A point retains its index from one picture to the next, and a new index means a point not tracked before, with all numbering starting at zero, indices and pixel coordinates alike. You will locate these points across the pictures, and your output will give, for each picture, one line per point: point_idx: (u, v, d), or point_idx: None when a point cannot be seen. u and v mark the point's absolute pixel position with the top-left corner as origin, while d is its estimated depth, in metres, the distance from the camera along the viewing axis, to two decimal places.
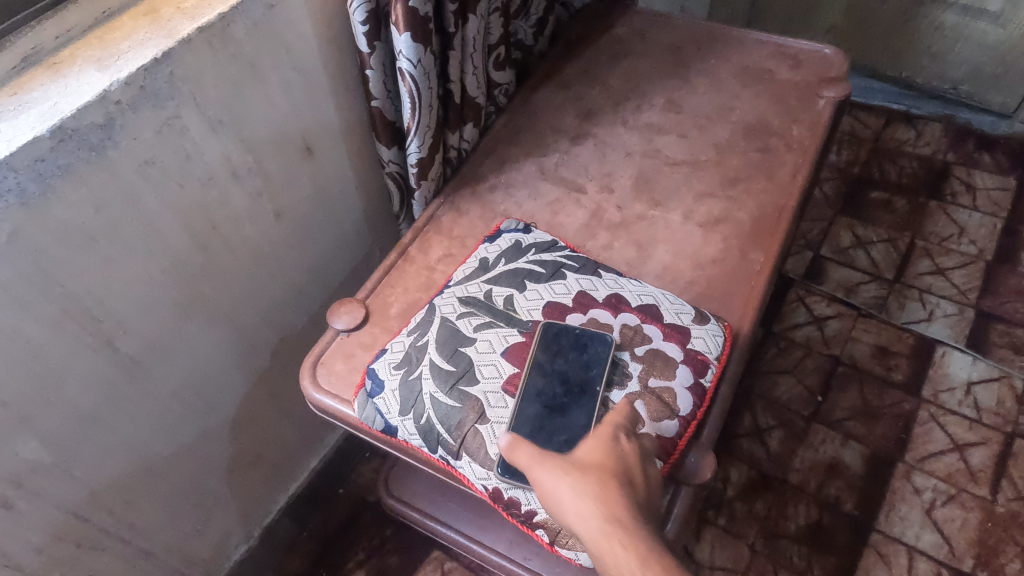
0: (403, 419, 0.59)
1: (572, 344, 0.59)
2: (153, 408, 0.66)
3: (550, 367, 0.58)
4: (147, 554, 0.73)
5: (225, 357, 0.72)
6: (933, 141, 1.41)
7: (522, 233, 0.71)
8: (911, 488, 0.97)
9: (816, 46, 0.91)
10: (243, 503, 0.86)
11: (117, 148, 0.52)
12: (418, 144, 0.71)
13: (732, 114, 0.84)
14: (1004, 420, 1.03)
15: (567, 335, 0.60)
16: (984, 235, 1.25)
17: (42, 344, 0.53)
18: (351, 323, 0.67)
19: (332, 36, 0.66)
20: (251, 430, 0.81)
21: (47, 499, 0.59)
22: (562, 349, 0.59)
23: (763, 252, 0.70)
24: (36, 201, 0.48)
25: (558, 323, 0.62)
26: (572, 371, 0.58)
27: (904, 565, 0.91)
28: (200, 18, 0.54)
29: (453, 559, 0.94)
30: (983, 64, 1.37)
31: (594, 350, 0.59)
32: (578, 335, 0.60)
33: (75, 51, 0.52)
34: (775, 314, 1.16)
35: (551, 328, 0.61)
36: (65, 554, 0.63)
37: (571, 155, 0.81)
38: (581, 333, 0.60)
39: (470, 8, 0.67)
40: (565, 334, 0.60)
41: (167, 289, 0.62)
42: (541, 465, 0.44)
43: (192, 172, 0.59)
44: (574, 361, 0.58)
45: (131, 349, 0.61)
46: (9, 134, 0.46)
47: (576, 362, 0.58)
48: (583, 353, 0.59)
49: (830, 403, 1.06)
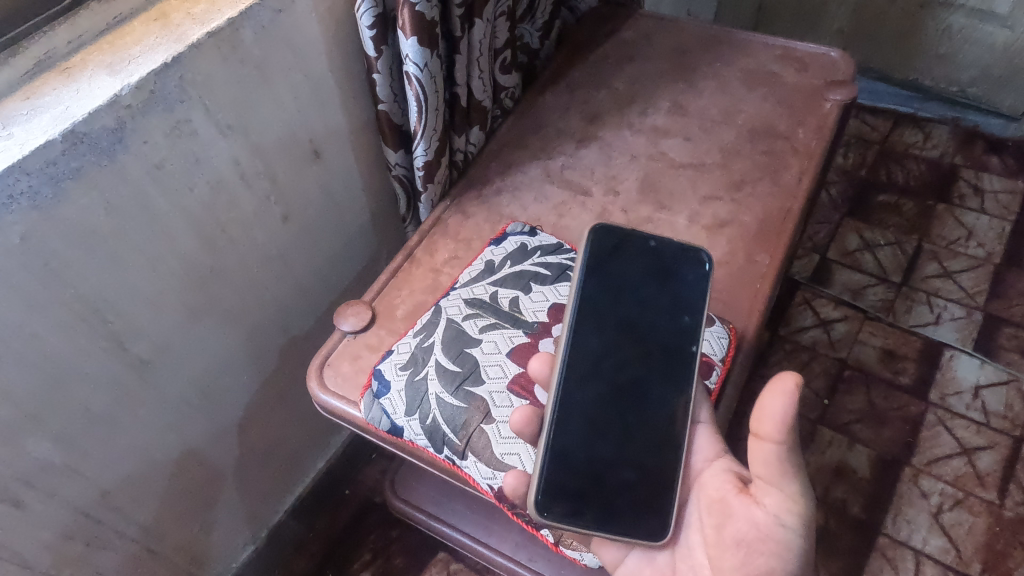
0: (409, 420, 0.59)
1: (639, 282, 0.53)
2: (163, 408, 0.66)
3: (602, 319, 0.52)
4: (157, 554, 0.74)
5: (234, 358, 0.73)
6: (940, 144, 1.41)
7: (527, 235, 0.71)
8: (919, 492, 0.97)
9: (822, 48, 0.91)
10: (252, 503, 0.86)
11: (128, 152, 0.52)
12: (424, 148, 0.71)
13: (738, 117, 0.84)
14: (1012, 424, 1.02)
15: (627, 266, 0.53)
16: (993, 239, 1.24)
17: (53, 346, 0.53)
18: (357, 325, 0.67)
19: (339, 41, 0.67)
20: (260, 430, 0.82)
21: (58, 498, 0.59)
22: (618, 289, 0.53)
23: (768, 255, 0.70)
24: (48, 203, 0.49)
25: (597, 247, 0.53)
26: (637, 321, 0.52)
27: (911, 569, 0.91)
28: (210, 23, 0.55)
29: (458, 560, 0.95)
30: (991, 67, 1.36)
31: (666, 288, 0.53)
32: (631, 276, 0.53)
33: (87, 55, 0.53)
34: (782, 317, 1.16)
35: (604, 241, 0.53)
36: (76, 553, 0.64)
37: (576, 158, 0.82)
38: (642, 261, 0.53)
39: (476, 13, 0.68)
40: (620, 260, 0.53)
41: (177, 292, 0.62)
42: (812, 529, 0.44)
43: (201, 175, 0.60)
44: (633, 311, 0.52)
45: (141, 350, 0.61)
46: (22, 138, 0.46)
47: (641, 308, 0.52)
48: (645, 295, 0.53)
49: (837, 406, 1.05)
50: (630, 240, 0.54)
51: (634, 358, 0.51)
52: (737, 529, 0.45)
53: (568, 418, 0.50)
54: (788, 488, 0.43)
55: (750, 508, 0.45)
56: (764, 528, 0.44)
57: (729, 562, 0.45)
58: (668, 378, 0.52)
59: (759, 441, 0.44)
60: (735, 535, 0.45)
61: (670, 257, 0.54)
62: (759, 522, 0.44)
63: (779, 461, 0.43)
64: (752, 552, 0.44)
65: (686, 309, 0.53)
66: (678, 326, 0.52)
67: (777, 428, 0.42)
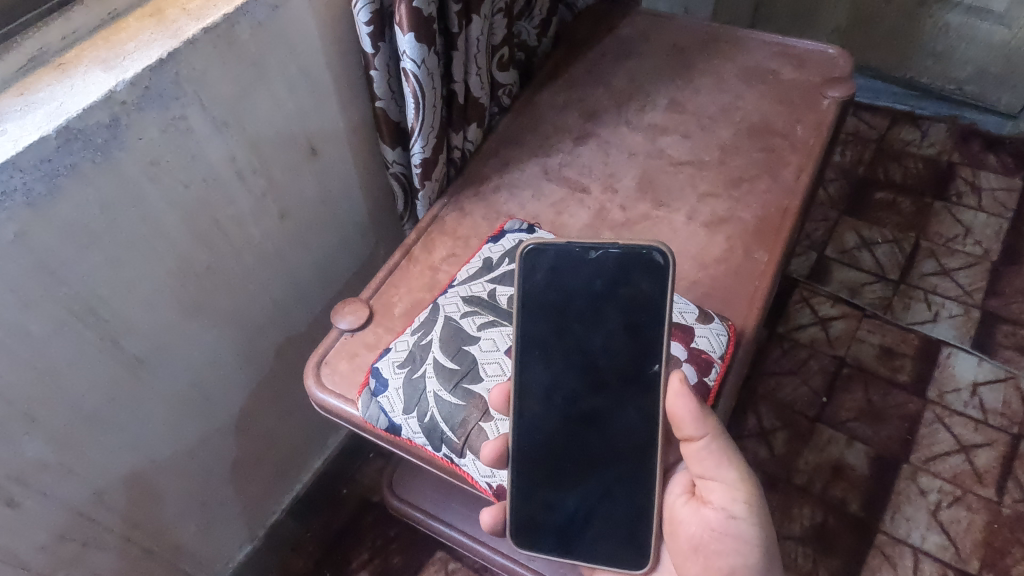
0: (407, 418, 0.59)
1: (586, 300, 0.50)
2: (159, 407, 0.66)
3: (550, 345, 0.51)
4: (153, 553, 0.73)
5: (231, 357, 0.73)
6: (938, 142, 1.41)
7: (525, 233, 0.70)
8: (917, 490, 0.97)
9: (820, 46, 0.91)
10: (248, 501, 0.86)
11: (123, 149, 0.52)
12: (422, 145, 0.71)
13: (736, 114, 0.84)
14: (1010, 422, 1.02)
15: (569, 286, 0.50)
16: (990, 236, 1.24)
17: (48, 345, 0.53)
18: (355, 322, 0.67)
19: (337, 37, 0.67)
20: (257, 428, 0.82)
21: (53, 498, 0.59)
22: (559, 310, 0.51)
23: (767, 252, 0.70)
24: (43, 199, 0.48)
25: (534, 266, 0.50)
26: (587, 350, 0.51)
27: (909, 567, 0.91)
28: (206, 19, 0.54)
29: (456, 559, 0.94)
30: (988, 64, 1.36)
31: (616, 309, 0.50)
32: (574, 293, 0.50)
33: (81, 51, 0.52)
34: (780, 315, 1.16)
35: (537, 269, 0.50)
36: (71, 553, 0.63)
37: (574, 155, 0.82)
38: (584, 275, 0.50)
39: (474, 9, 0.67)
40: (560, 287, 0.50)
41: (173, 291, 0.62)
42: (758, 518, 0.51)
43: (197, 172, 0.59)
44: (583, 332, 0.51)
45: (137, 350, 0.61)
46: (15, 134, 0.46)
47: (590, 331, 0.51)
48: (593, 321, 0.50)
49: (835, 404, 1.05)
50: (568, 262, 0.50)
51: (588, 390, 0.52)
52: (693, 533, 0.53)
53: (527, 454, 0.53)
54: (726, 479, 0.51)
55: (702, 511, 0.53)
56: (716, 525, 0.51)
57: (693, 569, 0.52)
58: (629, 404, 0.51)
59: (691, 442, 0.52)
60: (693, 539, 0.53)
61: (617, 273, 0.50)
62: (711, 521, 0.52)
63: (711, 454, 0.51)
64: (710, 553, 0.51)
65: (640, 330, 0.50)
66: (632, 350, 0.50)
67: (696, 425, 0.50)
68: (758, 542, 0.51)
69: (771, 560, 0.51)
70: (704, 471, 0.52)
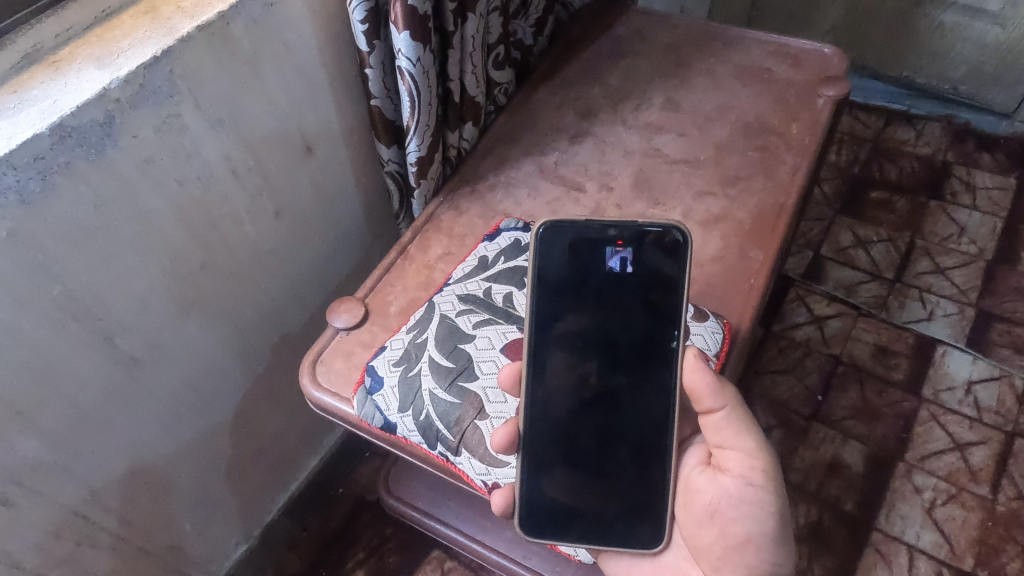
0: (402, 416, 0.59)
1: (604, 281, 0.51)
2: (154, 405, 0.66)
3: (566, 326, 0.52)
4: (148, 553, 0.73)
5: (225, 356, 0.72)
6: (933, 141, 1.41)
7: (522, 231, 0.70)
8: (912, 488, 0.97)
9: (816, 45, 0.91)
10: (244, 500, 0.86)
11: (117, 147, 0.52)
12: (417, 143, 0.71)
13: (731, 113, 0.84)
14: (1004, 420, 1.03)
15: (586, 266, 0.51)
16: (984, 235, 1.25)
17: (41, 345, 0.53)
18: (351, 321, 0.67)
19: (331, 36, 0.67)
20: (252, 426, 0.81)
21: (47, 499, 0.59)
22: (577, 291, 0.51)
23: (762, 250, 0.70)
24: (36, 198, 0.48)
25: (547, 249, 0.51)
26: (604, 328, 0.51)
27: (904, 565, 0.91)
28: (200, 17, 0.54)
29: (453, 558, 0.94)
30: (983, 63, 1.37)
31: (635, 288, 0.51)
32: (591, 276, 0.51)
33: (75, 49, 0.52)
34: (774, 314, 1.16)
35: (554, 248, 0.51)
36: (65, 552, 0.63)
37: (570, 154, 0.82)
38: (602, 254, 0.51)
39: (470, 8, 0.67)
40: (577, 266, 0.51)
41: (167, 289, 0.62)
42: (776, 486, 0.50)
43: (192, 170, 0.59)
44: (600, 313, 0.51)
45: (131, 347, 0.61)
46: (9, 132, 0.46)
47: (608, 312, 0.51)
48: (611, 300, 0.51)
49: (830, 402, 1.06)
50: (586, 240, 0.51)
51: (606, 369, 0.52)
52: (710, 500, 0.52)
53: (541, 438, 0.53)
54: (744, 448, 0.51)
55: (719, 479, 0.52)
56: (733, 492, 0.51)
57: (707, 537, 0.52)
58: (645, 385, 0.52)
59: (710, 414, 0.52)
60: (709, 506, 0.52)
61: (636, 252, 0.51)
62: (729, 488, 0.51)
63: (731, 425, 0.51)
64: (726, 520, 0.51)
65: (658, 308, 0.51)
66: (652, 327, 0.51)
67: (715, 396, 0.50)
68: (777, 511, 0.50)
69: (784, 530, 0.50)
70: (721, 440, 0.52)
